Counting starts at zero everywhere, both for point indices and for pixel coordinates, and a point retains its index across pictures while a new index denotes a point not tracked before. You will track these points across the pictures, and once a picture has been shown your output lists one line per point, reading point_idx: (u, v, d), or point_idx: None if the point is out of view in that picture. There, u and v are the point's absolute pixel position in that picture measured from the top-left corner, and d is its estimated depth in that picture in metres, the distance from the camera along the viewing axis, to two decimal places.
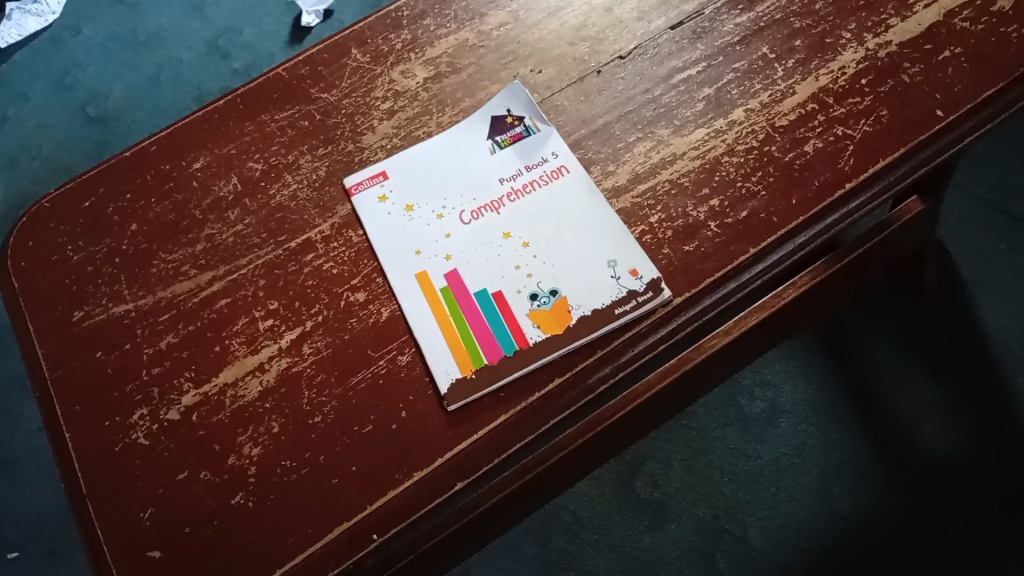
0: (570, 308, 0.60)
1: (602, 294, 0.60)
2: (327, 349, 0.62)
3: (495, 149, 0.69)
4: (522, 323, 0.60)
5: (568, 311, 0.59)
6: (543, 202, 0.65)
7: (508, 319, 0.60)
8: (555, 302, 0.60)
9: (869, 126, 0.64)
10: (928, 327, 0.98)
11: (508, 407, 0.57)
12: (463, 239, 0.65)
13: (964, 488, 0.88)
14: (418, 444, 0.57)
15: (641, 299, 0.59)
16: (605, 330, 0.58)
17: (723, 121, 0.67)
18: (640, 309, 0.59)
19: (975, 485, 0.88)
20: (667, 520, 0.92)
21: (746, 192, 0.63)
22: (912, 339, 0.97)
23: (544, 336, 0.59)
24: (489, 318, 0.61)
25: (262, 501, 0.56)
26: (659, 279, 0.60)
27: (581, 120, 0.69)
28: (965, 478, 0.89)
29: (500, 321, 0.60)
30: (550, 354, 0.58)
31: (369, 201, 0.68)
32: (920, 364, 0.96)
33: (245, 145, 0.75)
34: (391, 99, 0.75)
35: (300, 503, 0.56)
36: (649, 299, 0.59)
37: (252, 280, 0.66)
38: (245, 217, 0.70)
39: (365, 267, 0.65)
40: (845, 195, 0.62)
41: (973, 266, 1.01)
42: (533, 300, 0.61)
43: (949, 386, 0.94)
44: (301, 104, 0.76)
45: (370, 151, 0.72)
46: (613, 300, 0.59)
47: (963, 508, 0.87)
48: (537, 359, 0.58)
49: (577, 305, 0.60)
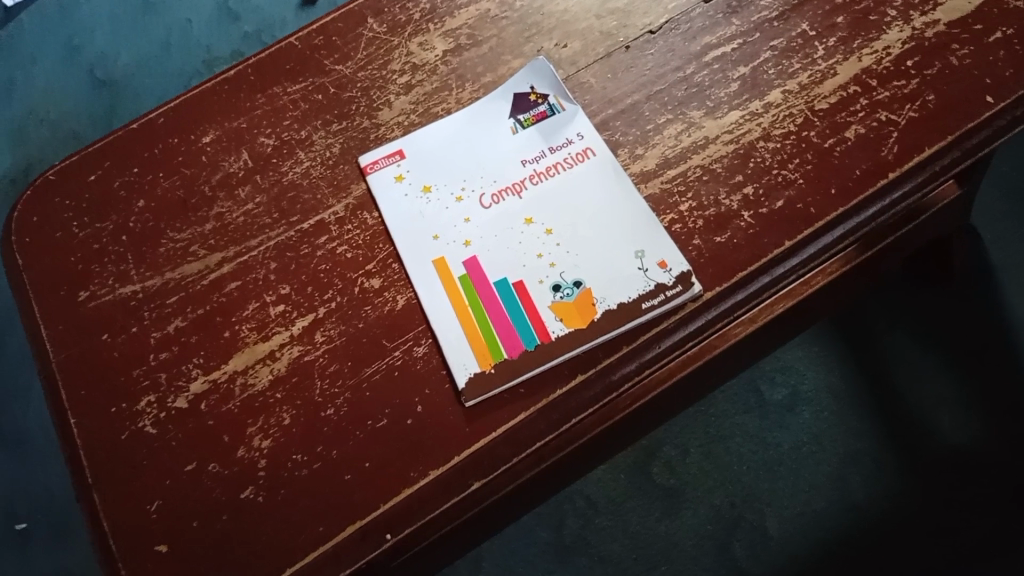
0: (595, 301, 0.57)
1: (629, 287, 0.57)
2: (340, 337, 0.59)
3: (517, 129, 0.66)
4: (545, 316, 0.57)
5: (592, 305, 0.57)
6: (566, 187, 0.62)
7: (529, 312, 0.58)
8: (579, 294, 0.57)
9: (914, 112, 0.60)
10: (954, 313, 0.94)
11: (529, 403, 0.55)
12: (483, 224, 0.62)
13: (985, 481, 0.85)
14: (435, 441, 0.54)
15: (670, 293, 0.56)
16: (631, 325, 0.56)
17: (759, 103, 0.63)
18: (669, 303, 0.56)
19: (996, 478, 0.85)
20: (683, 506, 0.90)
21: (782, 180, 0.59)
22: (937, 327, 0.94)
23: (567, 330, 0.56)
24: (509, 309, 0.58)
25: (272, 492, 0.54)
26: (689, 272, 0.57)
27: (608, 99, 0.66)
28: (979, 471, 0.86)
29: (522, 313, 0.58)
30: (573, 349, 0.56)
31: (386, 180, 0.66)
32: (945, 352, 0.93)
33: (256, 118, 0.72)
34: (408, 72, 0.71)
35: (313, 496, 0.54)
36: (678, 294, 0.56)
37: (263, 262, 0.64)
38: (255, 195, 0.67)
39: (380, 252, 0.62)
40: (887, 186, 0.58)
41: (1004, 252, 0.97)
42: (556, 292, 0.58)
43: (972, 375, 0.91)
44: (315, 76, 0.73)
45: (386, 128, 0.69)
46: (640, 293, 0.57)
47: (983, 502, 0.84)
48: (560, 353, 0.56)
49: (601, 297, 0.57)
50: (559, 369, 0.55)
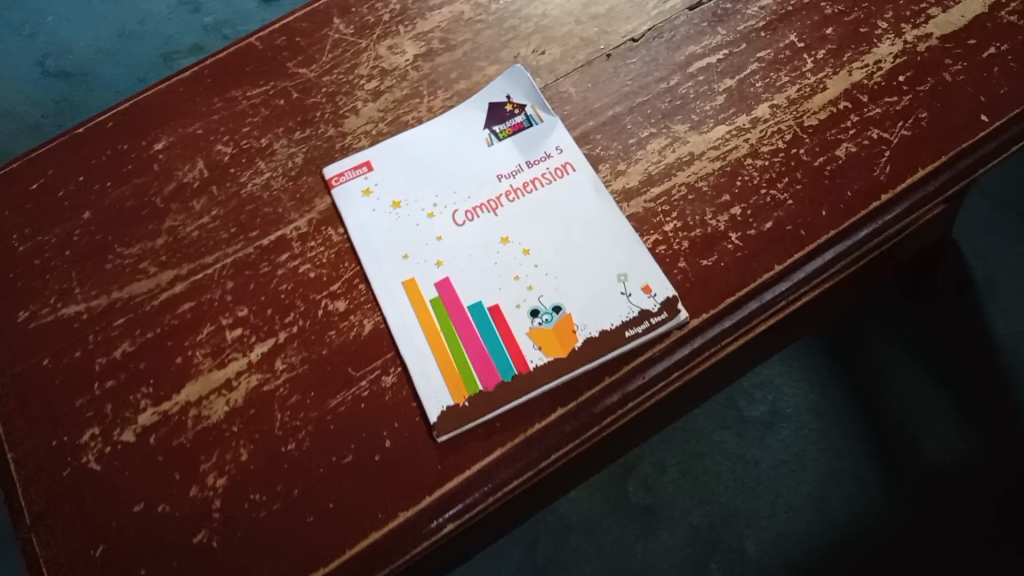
0: (575, 328, 0.54)
1: (611, 313, 0.54)
2: (302, 365, 0.55)
3: (492, 140, 0.62)
4: (522, 344, 0.54)
5: (573, 331, 0.54)
6: (545, 204, 0.59)
7: (506, 339, 0.54)
8: (559, 320, 0.54)
9: (907, 130, 0.58)
10: (931, 333, 0.93)
11: (504, 439, 0.51)
12: (457, 243, 0.58)
13: (964, 499, 0.84)
14: (404, 480, 0.51)
15: (655, 320, 0.53)
16: (613, 355, 0.53)
17: (746, 117, 0.60)
18: (654, 332, 0.53)
19: (976, 496, 0.84)
20: (659, 526, 0.87)
21: (772, 201, 0.57)
22: (918, 342, 0.93)
23: (546, 359, 0.53)
24: (484, 336, 0.55)
25: (226, 538, 0.50)
26: (675, 298, 0.54)
27: (589, 110, 0.63)
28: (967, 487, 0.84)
29: (498, 341, 0.54)
30: (552, 380, 0.52)
31: (352, 194, 0.62)
32: (925, 367, 0.91)
33: (213, 124, 0.67)
34: (377, 77, 0.67)
35: (271, 542, 0.50)
36: (663, 321, 0.53)
37: (219, 281, 0.60)
38: (211, 207, 0.63)
39: (346, 271, 0.59)
40: (880, 208, 0.56)
41: (984, 268, 0.96)
42: (534, 317, 0.55)
43: (952, 390, 0.89)
44: (276, 79, 0.69)
45: (353, 137, 0.65)
46: (624, 320, 0.54)
47: (963, 521, 0.83)
48: (538, 385, 0.52)
49: (583, 324, 0.54)
50: (536, 403, 0.52)
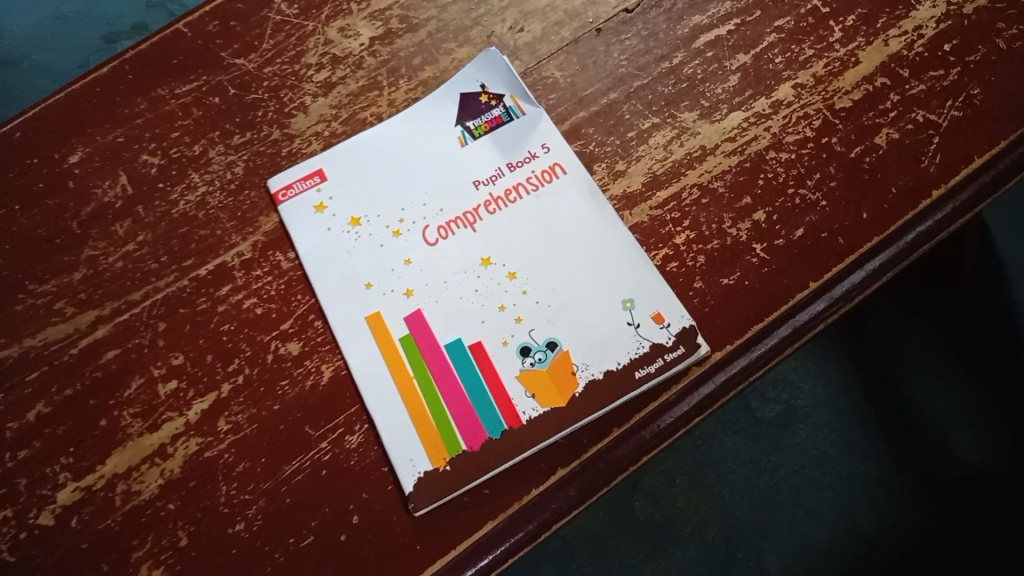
0: (575, 368, 0.45)
1: (617, 348, 0.45)
2: (250, 424, 0.46)
3: (466, 139, 0.52)
4: (512, 392, 0.45)
5: (572, 373, 0.45)
6: (531, 216, 0.49)
7: (492, 384, 0.45)
8: (554, 359, 0.45)
9: (957, 110, 0.49)
10: (962, 319, 0.83)
11: (497, 510, 0.43)
12: (428, 267, 0.49)
13: (1001, 501, 0.77)
14: (377, 564, 0.42)
15: (670, 356, 0.45)
16: (622, 399, 0.44)
17: (765, 100, 0.51)
18: (670, 370, 0.45)
19: (1015, 498, 0.76)
20: (671, 545, 0.80)
21: (802, 202, 0.48)
22: (946, 328, 0.83)
23: (543, 409, 0.44)
24: (466, 382, 0.46)
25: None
26: (694, 328, 0.45)
27: (579, 98, 0.53)
28: (998, 492, 0.77)
29: (483, 387, 0.45)
30: (552, 435, 0.44)
31: (302, 211, 0.52)
32: (955, 356, 0.82)
33: (137, 130, 0.57)
34: (328, 67, 0.57)
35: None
36: (681, 357, 0.45)
37: (149, 323, 0.50)
38: (138, 232, 0.53)
39: (298, 306, 0.49)
40: (929, 208, 0.47)
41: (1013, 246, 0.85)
42: (524, 357, 0.46)
43: (986, 380, 0.81)
44: (210, 73, 0.58)
45: (301, 140, 0.55)
46: (632, 357, 0.45)
47: (1002, 527, 0.75)
48: (534, 440, 0.44)
49: (583, 364, 0.45)
50: (532, 462, 0.44)
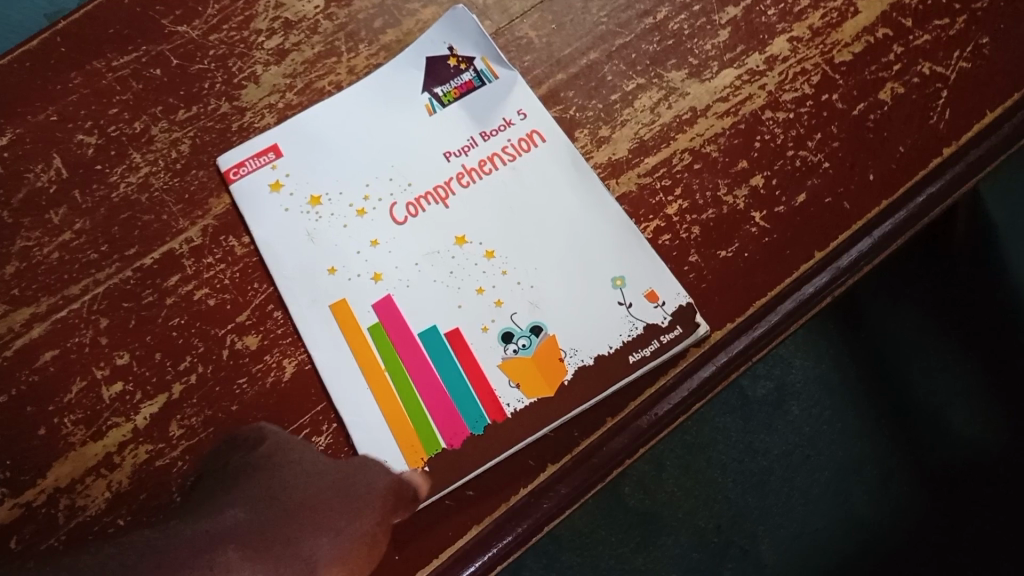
0: (563, 354, 0.41)
1: (608, 332, 0.41)
2: (206, 428, 0.42)
3: (435, 108, 0.48)
4: (495, 382, 0.41)
5: (560, 360, 0.41)
6: (509, 192, 0.45)
7: (472, 375, 0.41)
8: (540, 345, 0.41)
9: (965, 61, 0.45)
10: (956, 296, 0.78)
11: (482, 510, 0.40)
12: (398, 249, 0.44)
13: (998, 482, 0.74)
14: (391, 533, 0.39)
15: (667, 338, 0.41)
16: (616, 385, 0.41)
17: (759, 56, 0.47)
18: (667, 353, 0.41)
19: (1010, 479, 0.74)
20: (661, 533, 0.78)
21: (802, 166, 0.44)
22: (942, 309, 0.79)
23: (529, 400, 0.41)
24: (444, 373, 0.42)
25: (217, 526, 0.40)
26: (691, 306, 0.42)
27: (556, 59, 0.48)
28: (994, 471, 0.75)
29: (462, 378, 0.41)
30: (541, 428, 0.40)
31: (256, 191, 0.47)
32: (952, 339, 0.78)
33: (71, 107, 0.51)
34: (280, 33, 0.52)
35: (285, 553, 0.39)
36: (678, 338, 0.41)
37: (90, 319, 0.45)
38: (75, 219, 0.48)
39: (256, 296, 0.45)
40: (937, 168, 0.44)
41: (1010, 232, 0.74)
42: (507, 344, 0.42)
43: (986, 360, 0.77)
44: (151, 43, 0.53)
45: (253, 114, 0.50)
46: (625, 341, 0.41)
47: (1005, 513, 0.72)
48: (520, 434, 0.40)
49: (572, 349, 0.41)
50: (518, 458, 0.40)
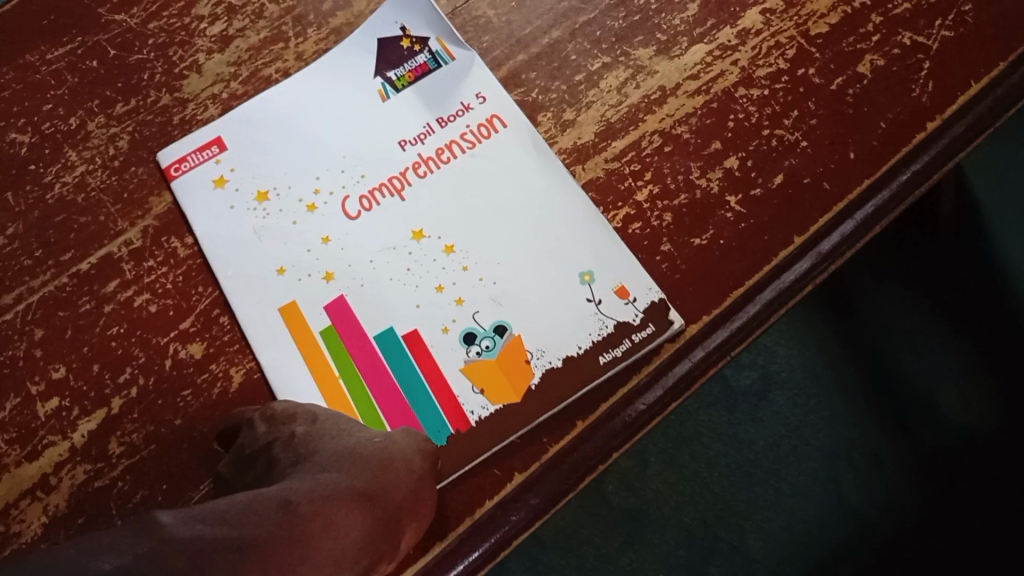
0: (529, 356, 0.39)
1: (577, 330, 0.39)
2: (148, 445, 0.39)
3: (388, 93, 0.45)
4: (457, 387, 0.39)
5: (526, 362, 0.39)
6: (468, 181, 0.42)
7: (432, 380, 0.39)
8: (504, 347, 0.39)
9: (948, 30, 0.43)
10: (947, 279, 0.78)
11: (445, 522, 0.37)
12: (351, 246, 0.42)
13: (993, 466, 0.73)
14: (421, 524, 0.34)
15: (640, 337, 0.39)
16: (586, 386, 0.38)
17: (730, 30, 0.44)
18: (640, 353, 0.39)
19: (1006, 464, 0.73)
20: (648, 531, 0.76)
21: (778, 145, 0.41)
22: (931, 292, 0.78)
23: (494, 407, 0.38)
24: (402, 379, 0.39)
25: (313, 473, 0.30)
26: (663, 301, 0.39)
27: (516, 38, 0.46)
28: (987, 455, 0.74)
29: (422, 384, 0.39)
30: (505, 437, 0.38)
31: (199, 187, 0.44)
32: (942, 322, 0.77)
33: (1, 103, 0.48)
34: (223, 18, 0.49)
35: (384, 514, 0.31)
36: (652, 335, 0.39)
37: (23, 331, 0.42)
38: (6, 224, 0.45)
39: (199, 301, 0.42)
40: (922, 144, 0.41)
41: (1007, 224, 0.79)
42: (469, 346, 0.39)
43: (976, 343, 0.77)
44: (85, 32, 0.50)
45: (196, 105, 0.47)
46: (595, 339, 0.39)
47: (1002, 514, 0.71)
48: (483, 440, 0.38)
49: (539, 350, 0.39)
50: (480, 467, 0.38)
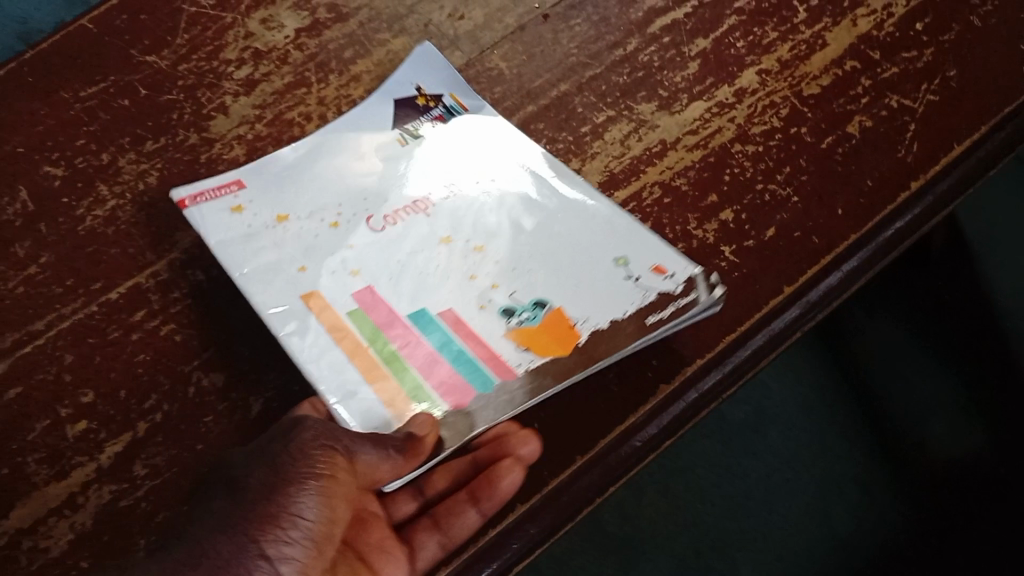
0: (573, 322, 0.40)
1: (621, 300, 0.40)
2: (169, 468, 0.41)
3: (405, 139, 0.48)
4: (503, 351, 0.39)
5: (571, 327, 0.40)
6: (493, 198, 0.45)
7: (472, 345, 0.40)
8: (545, 317, 0.40)
9: (932, 93, 0.46)
10: (933, 315, 0.82)
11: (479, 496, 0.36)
12: (377, 252, 0.43)
13: (989, 493, 0.73)
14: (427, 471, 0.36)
15: (683, 302, 0.40)
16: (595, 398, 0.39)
17: (728, 89, 0.47)
18: (685, 316, 0.40)
19: (1003, 491, 0.73)
20: (643, 560, 0.77)
21: (771, 199, 0.44)
22: (925, 323, 0.82)
23: (541, 360, 0.39)
24: (442, 351, 0.40)
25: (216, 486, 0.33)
26: (703, 273, 0.41)
27: (527, 90, 0.49)
28: (979, 482, 0.74)
29: (457, 345, 0.40)
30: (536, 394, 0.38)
31: (213, 211, 0.45)
32: (938, 348, 0.81)
33: (36, 138, 0.51)
34: (250, 62, 0.52)
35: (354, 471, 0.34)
36: (692, 303, 0.40)
37: (54, 356, 0.45)
38: (39, 252, 0.47)
39: (222, 332, 0.45)
40: (906, 202, 0.43)
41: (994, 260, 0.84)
42: (508, 318, 0.40)
43: (965, 373, 0.79)
44: (120, 72, 0.53)
45: (222, 145, 0.50)
46: (638, 307, 0.40)
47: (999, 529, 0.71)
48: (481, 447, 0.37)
49: (582, 317, 0.40)
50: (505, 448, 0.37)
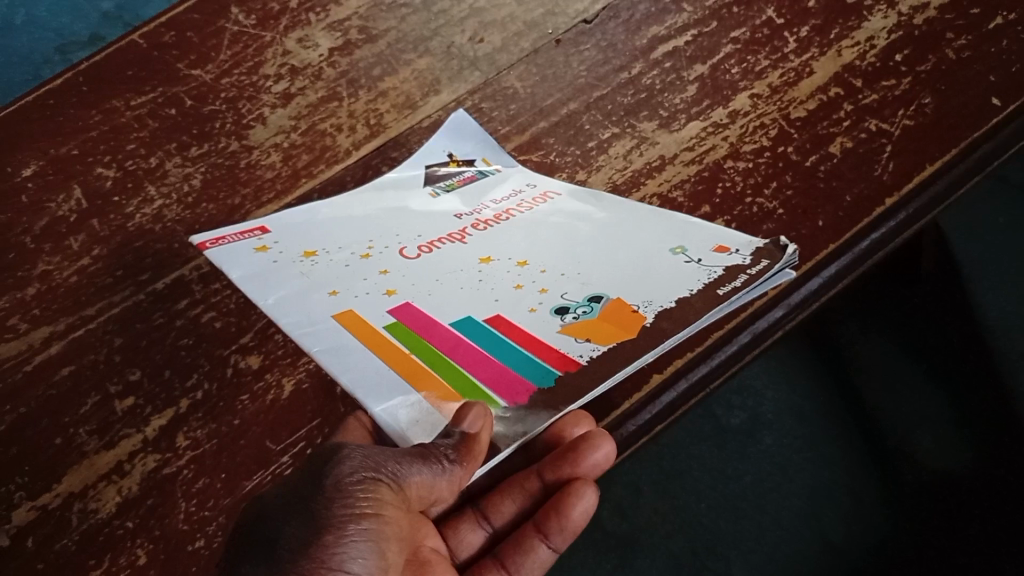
0: (636, 307, 0.40)
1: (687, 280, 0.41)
2: (209, 440, 0.45)
3: (438, 193, 0.51)
4: (560, 344, 0.39)
5: (635, 313, 0.40)
6: (530, 224, 0.47)
7: (528, 342, 0.39)
8: (602, 308, 0.40)
9: (909, 118, 0.50)
10: (925, 329, 0.85)
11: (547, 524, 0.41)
12: (413, 273, 0.44)
13: (976, 508, 0.76)
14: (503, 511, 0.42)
15: (756, 270, 0.40)
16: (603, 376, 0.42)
17: (722, 111, 0.52)
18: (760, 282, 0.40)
19: (989, 506, 0.76)
20: (639, 557, 0.81)
21: (761, 210, 0.48)
22: (915, 336, 0.85)
23: (604, 347, 0.39)
24: (495, 351, 0.39)
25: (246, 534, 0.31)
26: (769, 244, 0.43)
27: (538, 107, 0.54)
28: (968, 495, 0.77)
29: (508, 343, 0.40)
30: (609, 376, 0.37)
31: (241, 251, 0.47)
32: (930, 358, 0.84)
33: (90, 143, 0.56)
34: (287, 77, 0.57)
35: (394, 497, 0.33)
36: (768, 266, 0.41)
37: (103, 338, 0.49)
38: (92, 246, 0.52)
39: (259, 320, 0.49)
40: (881, 216, 0.48)
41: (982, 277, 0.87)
42: (563, 316, 0.40)
43: (955, 391, 0.82)
44: (165, 84, 0.58)
45: (260, 152, 0.55)
46: (706, 282, 0.40)
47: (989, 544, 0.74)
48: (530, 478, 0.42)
49: (646, 301, 0.40)
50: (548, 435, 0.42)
